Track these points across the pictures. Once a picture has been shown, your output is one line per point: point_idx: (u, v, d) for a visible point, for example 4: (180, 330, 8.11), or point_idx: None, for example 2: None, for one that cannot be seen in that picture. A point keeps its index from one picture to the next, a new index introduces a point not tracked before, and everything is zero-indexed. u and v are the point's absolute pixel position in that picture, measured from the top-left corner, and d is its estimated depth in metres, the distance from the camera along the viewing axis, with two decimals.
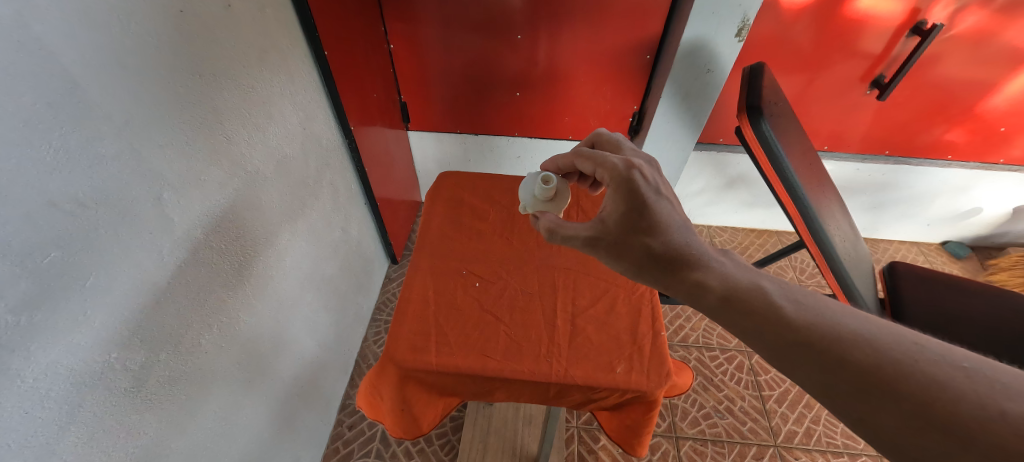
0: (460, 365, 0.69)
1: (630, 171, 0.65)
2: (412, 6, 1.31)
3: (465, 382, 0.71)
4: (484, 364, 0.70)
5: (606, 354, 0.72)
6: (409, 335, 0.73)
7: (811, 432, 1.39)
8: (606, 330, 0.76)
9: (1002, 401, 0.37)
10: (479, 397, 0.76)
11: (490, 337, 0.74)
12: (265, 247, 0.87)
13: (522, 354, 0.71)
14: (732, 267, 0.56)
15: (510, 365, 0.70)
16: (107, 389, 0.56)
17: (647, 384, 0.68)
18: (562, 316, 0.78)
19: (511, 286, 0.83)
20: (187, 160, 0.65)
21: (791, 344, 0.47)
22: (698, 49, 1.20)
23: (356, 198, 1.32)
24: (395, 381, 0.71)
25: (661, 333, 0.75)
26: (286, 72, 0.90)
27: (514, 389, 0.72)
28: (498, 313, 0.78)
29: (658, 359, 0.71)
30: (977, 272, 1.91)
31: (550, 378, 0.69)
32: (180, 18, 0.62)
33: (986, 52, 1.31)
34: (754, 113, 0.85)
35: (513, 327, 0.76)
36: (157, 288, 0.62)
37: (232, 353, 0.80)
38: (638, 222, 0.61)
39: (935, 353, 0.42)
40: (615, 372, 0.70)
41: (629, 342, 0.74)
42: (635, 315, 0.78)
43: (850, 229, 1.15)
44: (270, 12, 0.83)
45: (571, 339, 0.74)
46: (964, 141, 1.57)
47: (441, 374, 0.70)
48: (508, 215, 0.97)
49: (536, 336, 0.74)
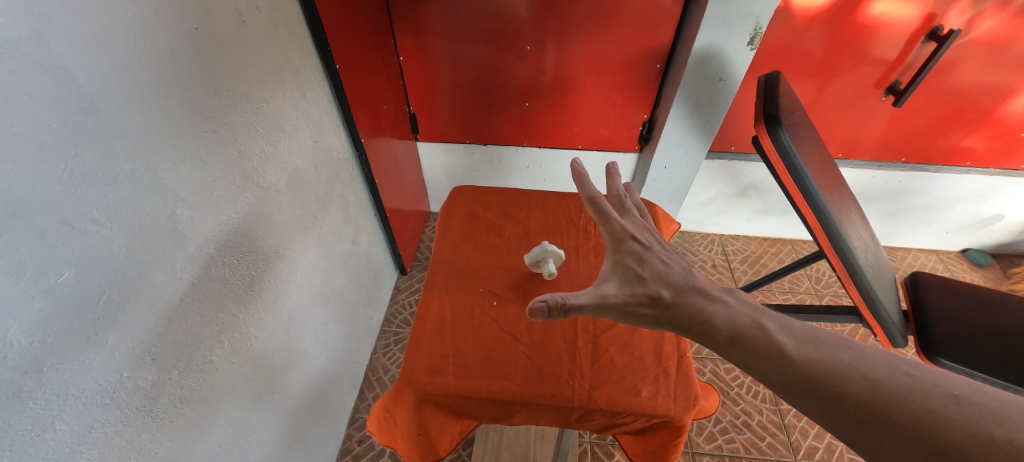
0: (479, 389, 0.68)
1: (625, 230, 0.66)
2: (422, 19, 1.32)
3: (484, 406, 0.69)
4: (504, 388, 0.68)
5: (629, 376, 0.70)
6: (426, 356, 0.72)
7: (833, 448, 1.35)
8: (629, 350, 0.74)
9: (991, 427, 0.35)
10: (497, 420, 0.74)
11: (509, 359, 0.72)
12: (276, 262, 0.87)
13: (543, 378, 0.70)
14: (737, 306, 0.55)
15: (529, 388, 0.68)
16: (118, 409, 0.55)
17: (673, 408, 0.67)
18: (582, 336, 0.76)
19: (529, 304, 0.81)
20: (201, 176, 0.65)
21: (795, 381, 0.45)
22: (710, 58, 1.18)
23: (366, 209, 1.31)
24: (411, 404, 0.69)
25: (686, 354, 0.73)
26: (298, 86, 0.90)
27: (532, 413, 0.70)
28: (516, 332, 0.76)
29: (684, 382, 0.70)
30: (999, 281, 1.85)
31: (573, 402, 0.67)
32: (195, 35, 0.62)
33: (1004, 57, 1.28)
34: (772, 123, 0.83)
35: (532, 347, 0.74)
36: (170, 304, 0.62)
37: (243, 369, 0.78)
38: (638, 274, 0.61)
39: (927, 382, 0.40)
40: (639, 396, 0.68)
41: (653, 364, 0.72)
42: (659, 334, 0.77)
43: (871, 239, 1.12)
44: (283, 27, 0.83)
45: (592, 360, 0.72)
46: (983, 146, 1.54)
47: (458, 399, 0.68)
48: (522, 230, 0.96)
49: (557, 357, 0.73)
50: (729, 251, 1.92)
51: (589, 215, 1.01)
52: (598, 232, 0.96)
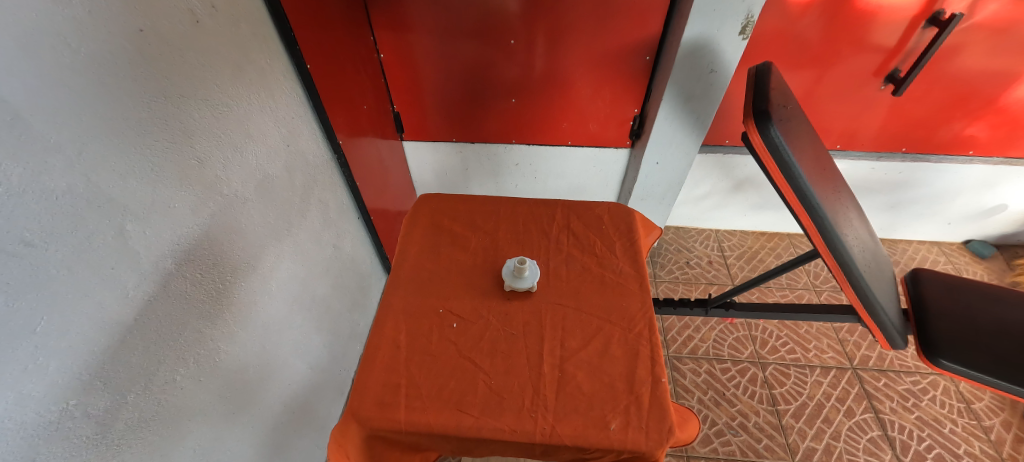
0: (432, 423, 0.65)
1: None
2: (403, 15, 1.28)
3: (439, 440, 0.66)
4: (460, 422, 0.65)
5: (598, 406, 0.67)
6: (378, 388, 0.69)
7: (832, 449, 1.32)
8: (599, 377, 0.71)
9: None
10: (457, 452, 0.71)
11: (467, 389, 0.69)
12: (246, 273, 0.83)
13: (503, 410, 0.66)
14: None
15: (487, 422, 0.65)
16: (66, 439, 0.52)
17: (644, 443, 0.64)
18: (549, 360, 0.73)
19: (492, 326, 0.78)
20: (154, 187, 0.62)
21: None
22: (699, 49, 1.14)
23: (348, 213, 1.27)
24: (359, 443, 0.66)
25: (661, 380, 0.71)
26: (265, 88, 0.86)
27: (492, 447, 0.67)
28: (477, 358, 0.73)
29: (657, 413, 0.67)
30: (1003, 273, 1.81)
31: (533, 437, 0.64)
32: (139, 37, 0.58)
33: (1007, 42, 1.23)
34: (762, 118, 0.78)
35: (493, 375, 0.71)
36: (122, 326, 0.58)
37: (213, 386, 0.75)
38: None
39: None
40: (608, 429, 0.65)
41: (625, 392, 0.69)
42: (632, 357, 0.74)
43: (868, 235, 1.08)
44: (245, 27, 0.79)
45: (558, 389, 0.69)
46: (987, 135, 1.49)
47: (409, 435, 0.65)
48: (490, 243, 0.93)
49: (520, 385, 0.70)
50: (725, 246, 1.88)
51: (563, 224, 0.98)
52: (571, 243, 0.93)
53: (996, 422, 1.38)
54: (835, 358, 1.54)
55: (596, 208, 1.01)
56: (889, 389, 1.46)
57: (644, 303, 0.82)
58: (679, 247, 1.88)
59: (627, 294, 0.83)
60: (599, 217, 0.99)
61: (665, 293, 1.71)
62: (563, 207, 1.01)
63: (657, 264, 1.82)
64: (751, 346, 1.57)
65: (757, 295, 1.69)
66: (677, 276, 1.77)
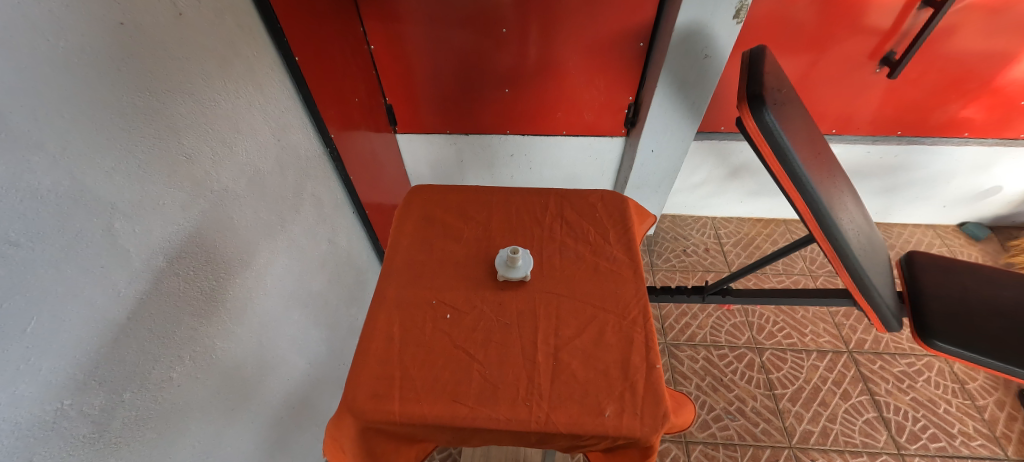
0: (427, 414, 0.65)
1: None
2: (392, 4, 1.25)
3: (435, 431, 0.66)
4: (455, 412, 0.65)
5: (593, 394, 0.68)
6: (372, 381, 0.69)
7: (828, 432, 1.34)
8: (594, 364, 0.71)
9: None
10: (454, 443, 0.71)
11: (462, 379, 0.69)
12: (240, 269, 0.83)
13: (497, 400, 0.67)
14: None
15: (483, 411, 0.65)
16: (63, 438, 0.52)
17: (640, 428, 0.64)
18: (544, 349, 0.73)
19: (487, 316, 0.78)
20: (141, 185, 0.61)
21: None
22: (694, 33, 1.12)
23: (342, 207, 1.26)
24: (355, 435, 0.66)
25: (656, 366, 0.71)
26: (252, 82, 0.84)
27: (487, 436, 0.67)
28: (471, 349, 0.73)
29: (651, 398, 0.67)
30: (998, 255, 1.82)
31: (528, 425, 0.64)
32: (120, 31, 0.57)
33: (1004, 22, 1.22)
34: (756, 102, 0.78)
35: (488, 365, 0.71)
36: (114, 324, 0.58)
37: (209, 382, 0.75)
38: None
39: None
40: (603, 416, 0.65)
41: (619, 379, 0.69)
42: (627, 345, 0.74)
43: (863, 218, 1.08)
44: (230, 19, 0.77)
45: (553, 377, 0.69)
46: (982, 116, 1.49)
47: (406, 425, 0.65)
48: (483, 234, 0.92)
49: (515, 374, 0.70)
50: (721, 233, 1.88)
51: (556, 213, 0.97)
52: (565, 231, 0.93)
53: (990, 401, 1.39)
54: (832, 342, 1.55)
55: (589, 196, 1.01)
56: (885, 372, 1.47)
57: (639, 290, 0.82)
58: (676, 234, 1.88)
59: (621, 282, 0.83)
60: (593, 205, 0.99)
61: (663, 281, 1.72)
62: (557, 196, 1.00)
63: (654, 252, 1.82)
64: (748, 332, 1.58)
65: (754, 281, 1.69)
66: (674, 264, 1.78)
